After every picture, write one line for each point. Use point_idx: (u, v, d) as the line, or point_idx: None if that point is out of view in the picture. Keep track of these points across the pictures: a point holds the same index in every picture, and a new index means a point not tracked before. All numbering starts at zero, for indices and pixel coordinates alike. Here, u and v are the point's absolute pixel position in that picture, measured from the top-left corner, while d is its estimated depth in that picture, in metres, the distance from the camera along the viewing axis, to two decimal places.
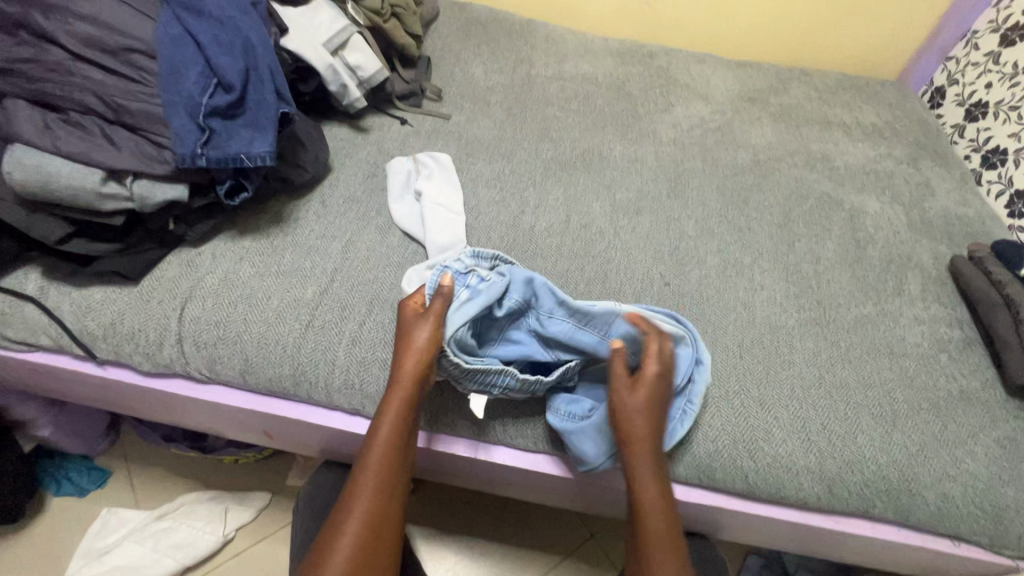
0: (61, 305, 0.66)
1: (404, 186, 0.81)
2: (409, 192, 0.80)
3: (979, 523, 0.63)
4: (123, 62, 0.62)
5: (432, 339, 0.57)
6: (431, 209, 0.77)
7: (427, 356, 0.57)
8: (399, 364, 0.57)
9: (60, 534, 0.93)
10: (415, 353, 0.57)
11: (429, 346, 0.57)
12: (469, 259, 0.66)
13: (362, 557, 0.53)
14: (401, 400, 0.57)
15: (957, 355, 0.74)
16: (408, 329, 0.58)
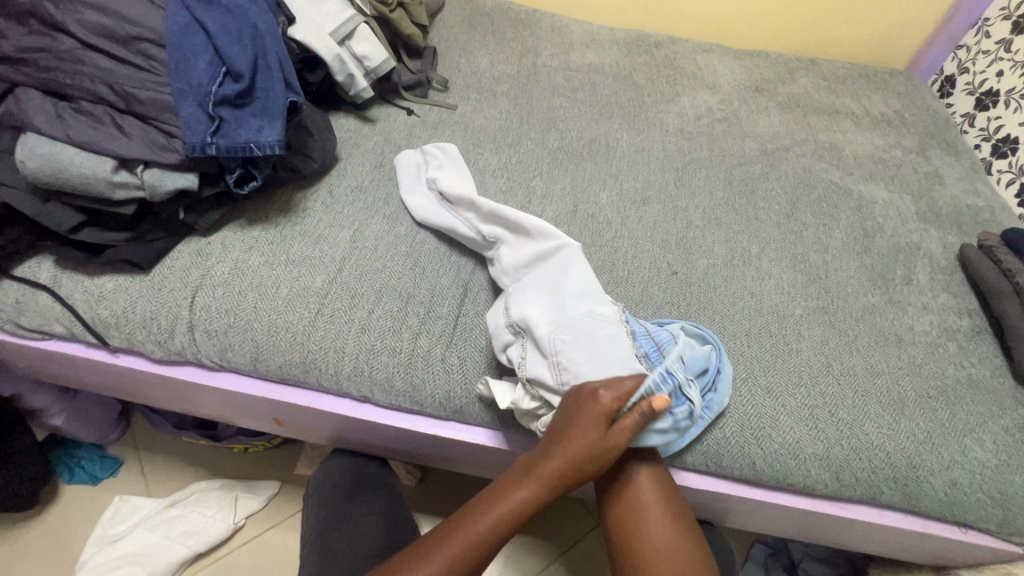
0: (74, 294, 0.66)
1: (420, 180, 0.80)
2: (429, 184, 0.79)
3: (988, 511, 0.63)
4: (133, 51, 0.63)
5: (604, 451, 0.55)
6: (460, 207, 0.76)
7: (594, 453, 0.55)
8: (561, 445, 0.55)
9: (73, 521, 0.94)
10: (583, 444, 0.55)
11: (600, 446, 0.55)
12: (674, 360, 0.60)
13: None
14: (543, 485, 0.56)
15: (965, 343, 0.74)
16: (586, 417, 0.55)
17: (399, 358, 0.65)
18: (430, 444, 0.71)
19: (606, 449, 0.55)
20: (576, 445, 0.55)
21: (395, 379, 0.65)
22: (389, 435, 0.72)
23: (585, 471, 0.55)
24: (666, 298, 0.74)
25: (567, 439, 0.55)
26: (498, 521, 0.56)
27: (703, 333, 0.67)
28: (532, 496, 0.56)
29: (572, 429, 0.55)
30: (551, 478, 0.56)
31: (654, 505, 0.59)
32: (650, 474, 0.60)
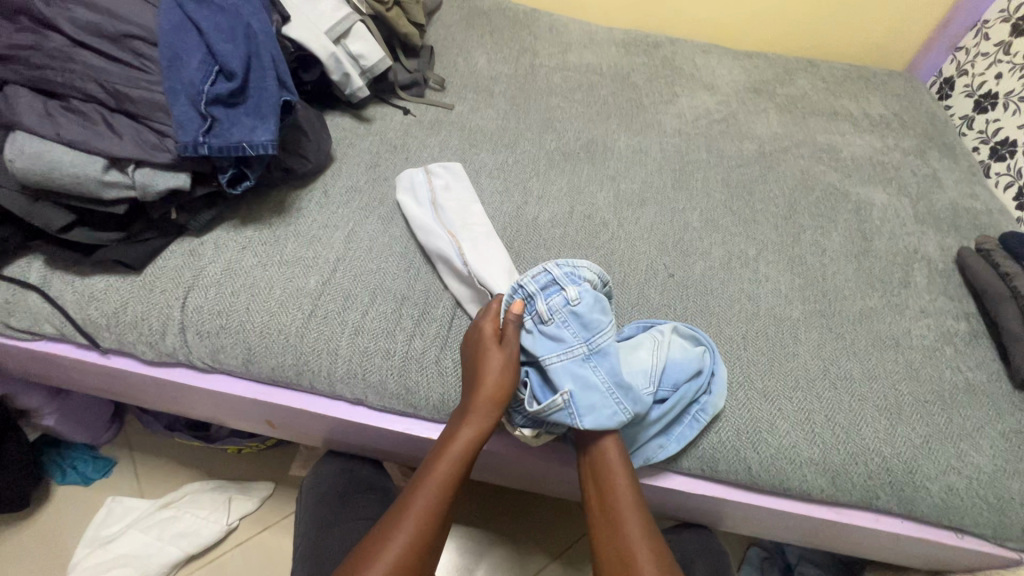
0: (64, 295, 0.65)
1: (419, 204, 0.75)
2: (431, 206, 0.75)
3: (984, 516, 0.63)
4: (124, 49, 0.62)
5: (510, 372, 0.58)
6: (454, 222, 0.73)
7: (505, 382, 0.57)
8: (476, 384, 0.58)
9: (65, 522, 0.93)
10: (494, 375, 0.57)
11: (507, 372, 0.58)
12: (546, 284, 0.62)
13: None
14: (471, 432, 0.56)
15: (963, 347, 0.74)
16: (485, 348, 0.59)
17: (392, 360, 0.65)
18: (424, 447, 0.71)
19: (506, 368, 0.58)
20: (486, 377, 0.57)
21: (388, 382, 0.64)
22: (383, 437, 0.71)
23: (502, 399, 0.57)
24: (663, 301, 0.74)
25: (477, 372, 0.58)
26: (443, 488, 0.55)
27: (698, 334, 0.67)
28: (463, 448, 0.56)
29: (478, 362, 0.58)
30: (481, 425, 0.56)
31: (625, 488, 0.57)
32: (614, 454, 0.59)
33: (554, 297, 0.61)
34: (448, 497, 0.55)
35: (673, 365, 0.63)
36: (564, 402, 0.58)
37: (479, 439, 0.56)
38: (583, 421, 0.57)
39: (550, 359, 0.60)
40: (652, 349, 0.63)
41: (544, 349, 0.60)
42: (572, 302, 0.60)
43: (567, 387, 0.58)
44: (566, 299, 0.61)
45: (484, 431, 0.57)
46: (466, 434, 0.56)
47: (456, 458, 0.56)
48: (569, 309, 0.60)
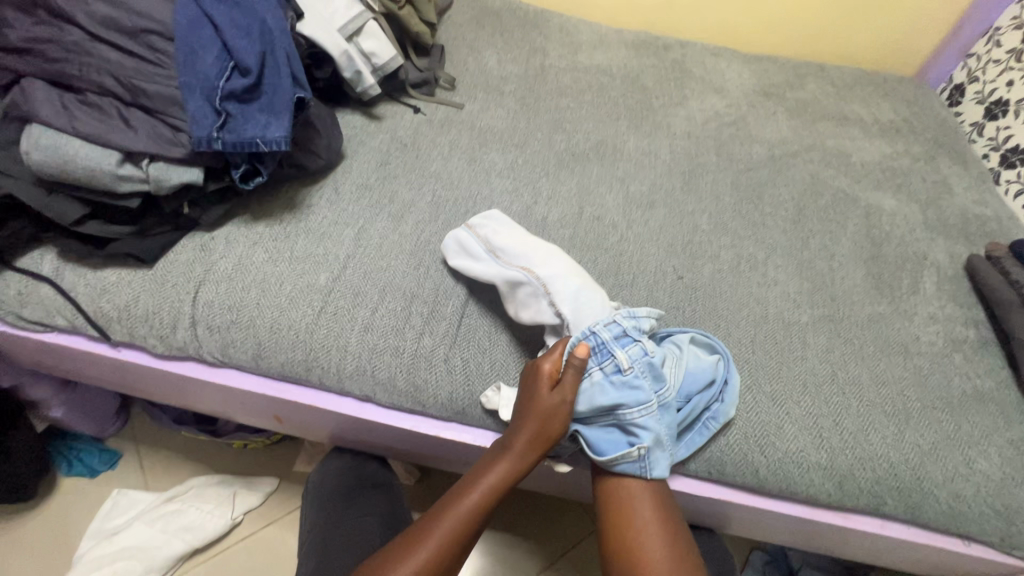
0: (76, 286, 0.66)
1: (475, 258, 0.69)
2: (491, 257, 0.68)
3: (991, 524, 0.62)
4: (140, 44, 0.62)
5: (560, 417, 0.58)
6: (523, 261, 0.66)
7: (553, 425, 0.57)
8: (522, 421, 0.58)
9: (71, 514, 0.94)
10: (542, 416, 0.57)
11: (556, 416, 0.57)
12: (615, 331, 0.61)
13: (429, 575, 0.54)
14: (511, 464, 0.58)
15: (971, 354, 0.74)
16: (538, 387, 0.58)
17: (401, 357, 0.65)
18: (432, 445, 0.71)
19: (558, 413, 0.57)
20: (531, 419, 0.57)
21: (397, 379, 0.65)
22: (390, 435, 0.71)
23: (546, 438, 0.58)
24: (672, 304, 0.74)
25: (525, 413, 0.58)
26: (473, 509, 0.58)
27: (714, 342, 0.67)
28: (502, 475, 0.58)
29: (526, 403, 0.58)
30: (519, 460, 0.58)
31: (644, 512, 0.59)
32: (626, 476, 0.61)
33: (629, 348, 0.61)
34: (479, 515, 0.58)
35: (690, 377, 0.63)
36: (638, 455, 0.59)
37: (516, 473, 0.58)
38: (652, 471, 0.60)
39: (629, 414, 0.60)
40: (674, 366, 0.63)
41: (623, 404, 0.60)
42: (648, 354, 0.61)
43: (644, 443, 0.59)
44: (645, 351, 0.61)
45: (522, 466, 0.58)
46: (503, 464, 0.58)
47: (492, 485, 0.58)
48: (647, 362, 0.61)
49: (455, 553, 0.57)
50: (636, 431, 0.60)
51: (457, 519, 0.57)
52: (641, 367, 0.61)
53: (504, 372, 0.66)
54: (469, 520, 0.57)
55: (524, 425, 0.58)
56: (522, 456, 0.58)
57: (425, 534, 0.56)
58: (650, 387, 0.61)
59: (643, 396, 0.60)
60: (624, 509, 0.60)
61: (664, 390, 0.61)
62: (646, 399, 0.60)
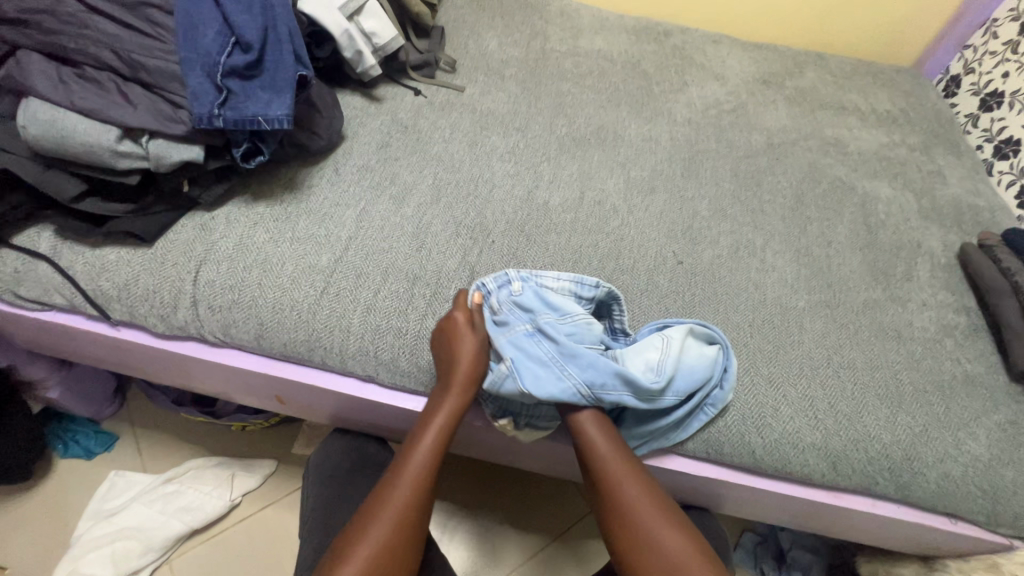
0: (75, 265, 0.65)
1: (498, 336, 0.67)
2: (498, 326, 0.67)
3: (978, 503, 0.64)
4: (139, 17, 0.61)
5: (481, 356, 0.61)
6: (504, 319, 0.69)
7: (478, 366, 0.61)
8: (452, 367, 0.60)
9: (68, 495, 0.94)
10: (468, 359, 0.60)
11: (478, 358, 0.61)
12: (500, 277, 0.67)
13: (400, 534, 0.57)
14: (448, 414, 0.60)
15: (963, 340, 0.75)
16: (459, 333, 0.61)
17: (404, 339, 0.65)
18: None
19: (477, 354, 0.61)
20: (462, 361, 0.60)
21: (400, 359, 0.65)
22: (391, 416, 0.72)
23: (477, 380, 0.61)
24: (672, 288, 0.75)
25: (451, 359, 0.61)
26: (426, 460, 0.59)
27: (712, 333, 0.67)
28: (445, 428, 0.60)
29: (444, 352, 0.62)
30: (457, 403, 0.60)
31: (614, 462, 0.60)
32: (612, 457, 0.60)
33: (506, 287, 0.65)
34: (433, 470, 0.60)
35: (685, 365, 0.63)
36: (505, 369, 0.60)
37: (457, 416, 0.60)
38: (524, 386, 0.58)
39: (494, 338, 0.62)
40: (652, 354, 0.62)
41: (491, 332, 0.63)
42: (523, 288, 0.64)
43: (508, 357, 0.60)
44: (513, 286, 0.65)
45: (460, 406, 0.60)
46: (444, 411, 0.60)
47: (438, 437, 0.60)
48: (520, 292, 0.64)
49: (419, 505, 0.59)
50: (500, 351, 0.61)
51: (414, 478, 0.59)
52: (511, 297, 0.64)
53: None
54: (426, 472, 0.60)
55: (455, 372, 0.60)
56: (459, 404, 0.60)
57: (389, 494, 0.58)
58: (520, 313, 0.63)
59: (512, 319, 0.62)
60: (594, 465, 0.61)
61: (540, 314, 0.62)
62: (512, 321, 0.62)
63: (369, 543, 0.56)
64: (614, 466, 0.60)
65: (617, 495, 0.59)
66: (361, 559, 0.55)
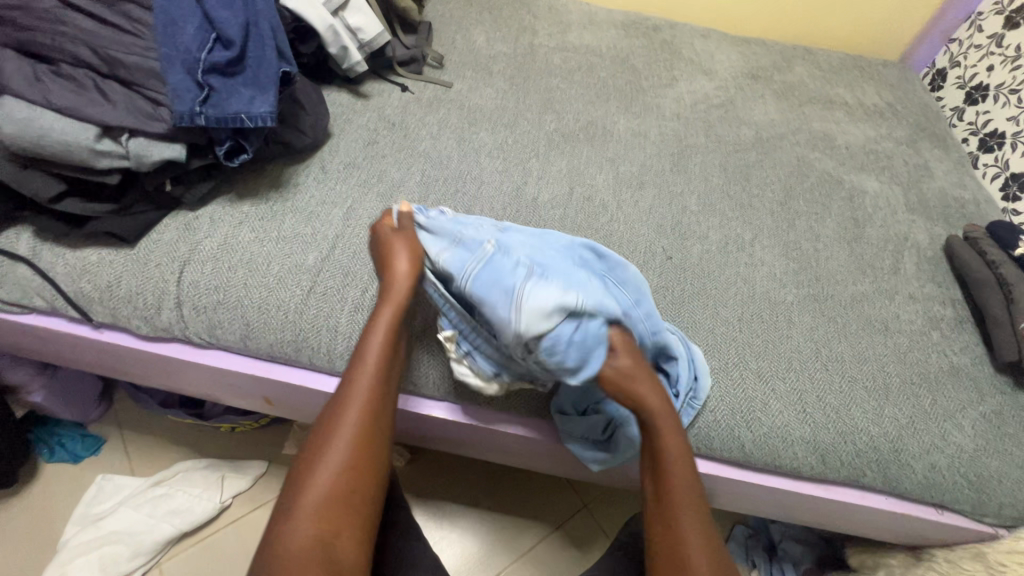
0: (55, 267, 0.64)
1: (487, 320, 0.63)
2: None
3: (963, 492, 0.65)
4: (117, 13, 0.61)
5: (415, 249, 0.60)
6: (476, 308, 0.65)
7: (416, 258, 0.59)
8: (388, 265, 0.59)
9: (55, 500, 0.92)
10: (403, 253, 0.59)
11: (414, 250, 0.60)
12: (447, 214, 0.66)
13: (362, 449, 0.52)
14: (391, 312, 0.57)
15: (949, 332, 0.76)
16: (389, 236, 0.60)
17: None
18: (424, 426, 0.71)
19: (411, 248, 0.60)
20: (396, 258, 0.58)
21: None
22: None
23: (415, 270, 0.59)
24: (661, 284, 0.75)
25: (386, 259, 0.59)
26: (380, 354, 0.55)
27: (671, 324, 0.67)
28: (389, 327, 0.56)
29: (383, 252, 0.60)
30: (399, 296, 0.57)
31: (685, 499, 0.53)
32: (684, 496, 0.53)
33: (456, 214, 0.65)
34: (383, 375, 0.55)
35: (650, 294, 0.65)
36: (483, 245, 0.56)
37: (400, 310, 0.57)
38: (503, 257, 0.55)
39: (457, 236, 0.59)
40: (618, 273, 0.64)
41: (453, 233, 0.60)
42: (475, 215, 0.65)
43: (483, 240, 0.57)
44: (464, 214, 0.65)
45: (406, 294, 0.58)
46: (386, 309, 0.57)
47: (384, 335, 0.56)
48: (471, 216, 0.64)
49: (381, 403, 0.55)
50: (468, 240, 0.58)
51: (365, 385, 0.54)
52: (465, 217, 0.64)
53: None
54: (376, 376, 0.55)
55: (391, 271, 0.58)
56: (402, 297, 0.57)
57: (341, 409, 0.53)
58: (478, 223, 0.62)
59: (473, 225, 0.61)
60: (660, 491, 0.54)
61: (499, 226, 0.63)
62: (472, 226, 0.61)
63: (335, 447, 0.52)
64: (682, 505, 0.53)
65: (673, 529, 0.52)
66: (329, 463, 0.51)
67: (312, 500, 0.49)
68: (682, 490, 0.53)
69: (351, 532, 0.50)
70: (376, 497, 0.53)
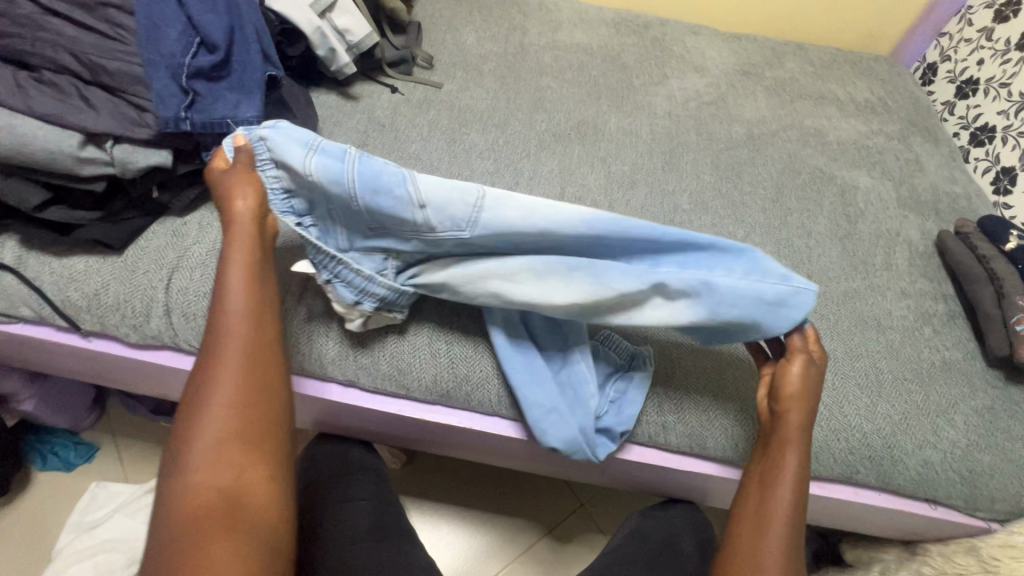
0: (42, 276, 0.63)
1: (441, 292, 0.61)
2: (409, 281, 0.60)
3: (956, 488, 0.65)
4: (99, 18, 0.60)
5: (256, 186, 0.55)
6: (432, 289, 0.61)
7: (258, 197, 0.55)
8: (230, 207, 0.53)
9: (49, 508, 0.92)
10: (248, 193, 0.54)
11: (256, 187, 0.55)
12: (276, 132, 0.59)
13: (243, 403, 0.48)
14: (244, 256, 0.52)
15: (941, 327, 0.76)
16: (228, 178, 0.55)
17: (385, 342, 0.65)
18: (419, 430, 0.71)
19: (255, 186, 0.55)
20: (240, 201, 0.54)
21: (381, 363, 0.64)
22: (374, 420, 0.71)
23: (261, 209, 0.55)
24: None
25: (229, 201, 0.54)
26: (245, 302, 0.51)
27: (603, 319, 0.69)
28: (248, 274, 0.52)
29: (219, 187, 0.55)
30: (248, 236, 0.53)
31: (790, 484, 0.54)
32: (788, 481, 0.54)
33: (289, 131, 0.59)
34: (255, 324, 0.51)
35: None
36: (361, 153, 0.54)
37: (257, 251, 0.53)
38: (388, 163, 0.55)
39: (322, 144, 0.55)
40: None
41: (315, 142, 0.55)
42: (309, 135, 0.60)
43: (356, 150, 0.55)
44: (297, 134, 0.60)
45: (254, 228, 0.54)
46: (238, 254, 0.52)
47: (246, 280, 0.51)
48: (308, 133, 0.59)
49: (255, 334, 0.51)
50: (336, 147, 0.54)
51: (237, 335, 0.50)
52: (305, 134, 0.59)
53: (473, 365, 0.65)
54: (247, 326, 0.50)
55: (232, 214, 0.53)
56: (251, 239, 0.53)
57: (214, 367, 0.48)
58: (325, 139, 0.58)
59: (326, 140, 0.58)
60: (768, 466, 0.56)
61: None
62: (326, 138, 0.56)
63: (215, 393, 0.47)
64: (784, 488, 0.54)
65: (763, 501, 0.54)
66: (210, 410, 0.47)
67: (202, 449, 0.46)
68: (788, 471, 0.54)
69: (259, 469, 0.47)
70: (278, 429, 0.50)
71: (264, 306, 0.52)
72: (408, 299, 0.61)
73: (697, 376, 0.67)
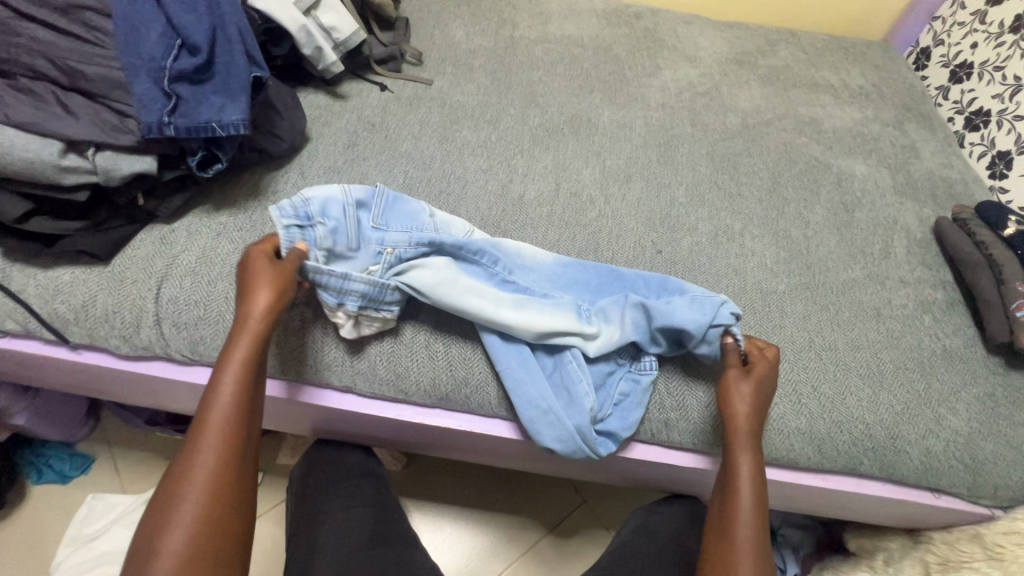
0: (27, 288, 0.62)
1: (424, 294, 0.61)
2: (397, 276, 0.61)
3: (959, 476, 0.65)
4: (73, 21, 0.58)
5: (278, 278, 0.54)
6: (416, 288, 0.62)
7: (280, 294, 0.54)
8: (247, 301, 0.53)
9: (45, 522, 0.91)
10: (266, 285, 0.53)
11: (281, 279, 0.55)
12: None
13: (211, 509, 0.46)
14: (248, 355, 0.51)
15: (941, 314, 0.76)
16: (254, 263, 0.55)
17: (382, 346, 0.64)
18: (419, 434, 0.70)
19: (277, 276, 0.54)
20: (256, 292, 0.53)
21: (378, 368, 0.63)
22: (373, 425, 0.70)
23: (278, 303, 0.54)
24: None
25: (247, 291, 0.54)
26: (237, 401, 0.50)
27: None
28: (249, 374, 0.51)
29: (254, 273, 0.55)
30: (256, 333, 0.52)
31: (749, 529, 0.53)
32: (749, 525, 0.53)
33: None
34: (240, 424, 0.50)
35: None
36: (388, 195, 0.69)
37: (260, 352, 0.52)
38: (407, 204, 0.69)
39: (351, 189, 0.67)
40: None
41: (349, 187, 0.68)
42: None
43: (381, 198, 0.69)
44: None
45: (264, 327, 0.53)
46: (242, 352, 0.51)
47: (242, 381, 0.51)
48: None
49: (243, 447, 0.49)
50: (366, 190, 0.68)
51: (221, 436, 0.48)
52: None
53: (471, 368, 0.64)
54: (234, 426, 0.49)
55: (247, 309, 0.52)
56: (259, 336, 0.52)
57: (190, 466, 0.47)
58: None
59: None
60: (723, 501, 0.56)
61: None
62: None
63: (189, 494, 0.46)
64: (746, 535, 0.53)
65: (728, 545, 0.53)
66: (181, 523, 0.45)
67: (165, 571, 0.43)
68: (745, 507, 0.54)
69: None
70: (244, 551, 0.48)
71: (254, 399, 0.52)
72: (395, 295, 0.60)
73: (698, 372, 0.66)
